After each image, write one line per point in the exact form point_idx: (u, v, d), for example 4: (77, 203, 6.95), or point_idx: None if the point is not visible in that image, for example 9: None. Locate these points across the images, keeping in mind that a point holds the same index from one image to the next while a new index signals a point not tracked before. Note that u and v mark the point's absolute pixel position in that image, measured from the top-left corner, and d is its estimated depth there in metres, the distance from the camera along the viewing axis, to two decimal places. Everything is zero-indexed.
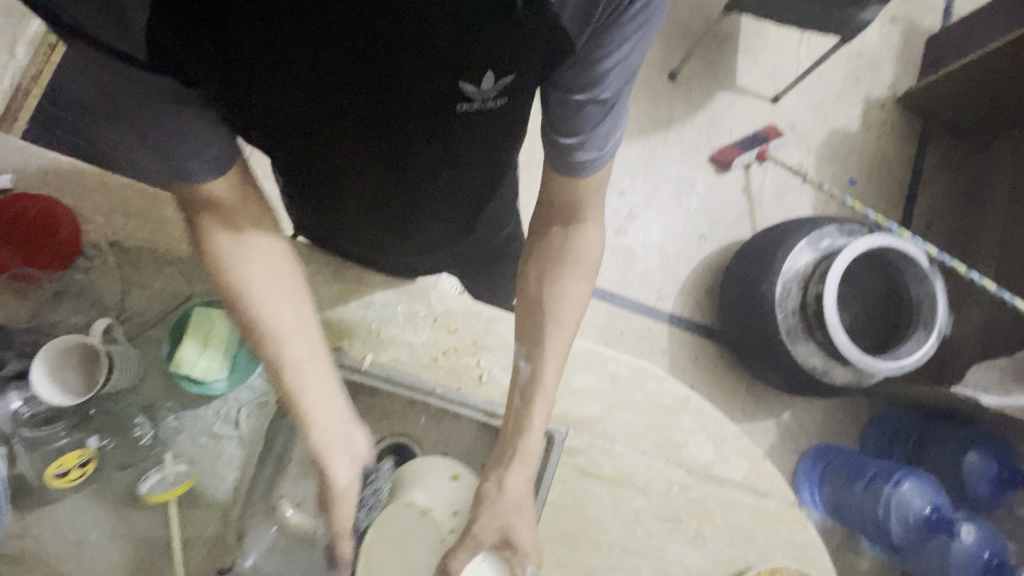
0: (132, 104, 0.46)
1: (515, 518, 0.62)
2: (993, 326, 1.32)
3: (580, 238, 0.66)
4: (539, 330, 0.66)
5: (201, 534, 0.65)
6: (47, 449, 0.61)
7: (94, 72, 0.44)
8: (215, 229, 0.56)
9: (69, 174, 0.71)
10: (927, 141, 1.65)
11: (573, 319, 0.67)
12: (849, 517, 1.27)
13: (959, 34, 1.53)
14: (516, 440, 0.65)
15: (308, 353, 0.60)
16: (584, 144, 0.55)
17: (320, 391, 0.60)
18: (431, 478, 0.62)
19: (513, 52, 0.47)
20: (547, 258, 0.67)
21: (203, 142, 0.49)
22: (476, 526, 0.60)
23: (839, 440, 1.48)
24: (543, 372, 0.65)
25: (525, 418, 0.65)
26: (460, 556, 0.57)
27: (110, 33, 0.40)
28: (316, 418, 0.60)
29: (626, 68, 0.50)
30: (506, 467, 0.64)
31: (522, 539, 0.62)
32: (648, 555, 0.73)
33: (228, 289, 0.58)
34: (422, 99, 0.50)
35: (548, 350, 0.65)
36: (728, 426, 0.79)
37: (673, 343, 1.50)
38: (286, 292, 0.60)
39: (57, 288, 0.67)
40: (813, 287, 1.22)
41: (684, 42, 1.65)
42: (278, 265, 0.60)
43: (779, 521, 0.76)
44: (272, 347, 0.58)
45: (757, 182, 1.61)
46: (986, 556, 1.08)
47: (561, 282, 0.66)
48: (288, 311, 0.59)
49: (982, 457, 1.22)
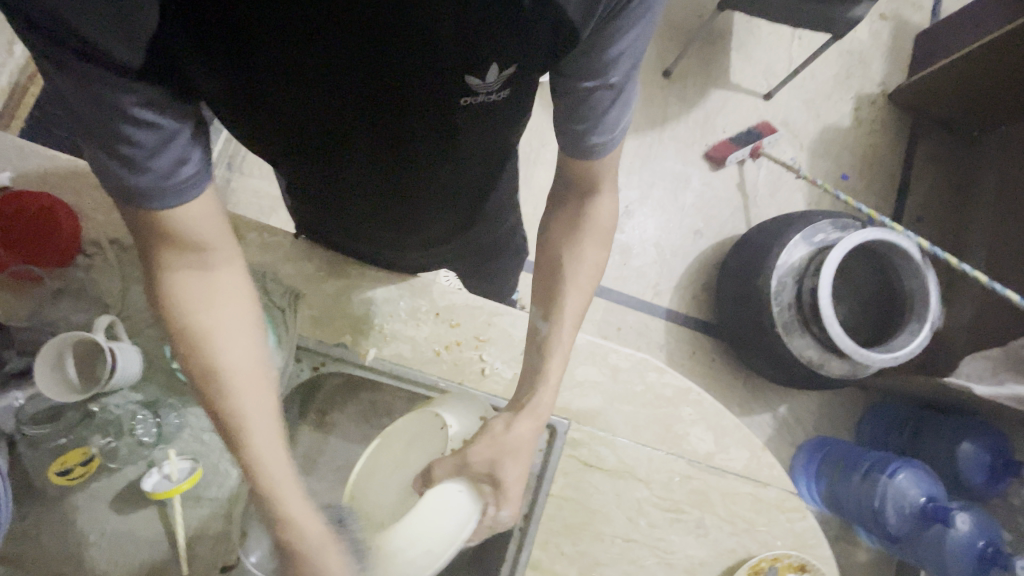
0: (104, 120, 0.43)
1: (507, 462, 0.59)
2: (983, 317, 1.34)
3: (592, 208, 0.66)
4: (556, 292, 0.67)
5: (206, 531, 0.65)
6: (51, 447, 0.62)
7: (70, 85, 0.41)
8: (181, 265, 0.53)
9: (68, 173, 0.71)
10: (917, 136, 1.67)
11: (591, 283, 0.68)
12: (846, 507, 1.28)
13: (948, 31, 1.55)
14: (534, 392, 0.64)
15: (268, 407, 0.55)
16: (597, 130, 0.55)
17: (280, 451, 0.54)
18: (466, 404, 0.63)
19: (516, 43, 0.47)
20: (566, 221, 0.68)
21: (180, 158, 0.46)
22: (469, 450, 0.57)
23: (834, 433, 1.50)
24: (560, 331, 0.66)
25: (539, 375, 0.65)
26: (444, 465, 0.55)
27: (104, 36, 0.39)
28: (276, 484, 0.53)
29: (633, 53, 0.50)
30: (516, 413, 0.62)
31: (506, 480, 0.59)
32: (652, 546, 0.74)
33: (186, 332, 0.54)
34: (423, 93, 0.50)
35: (564, 311, 0.66)
36: (728, 417, 0.80)
37: (670, 338, 1.51)
38: (253, 338, 0.56)
39: (58, 285, 0.67)
40: (808, 281, 1.23)
41: (678, 40, 1.67)
42: (243, 309, 0.57)
43: (779, 510, 0.77)
44: (225, 399, 0.53)
45: (751, 178, 1.62)
46: (980, 544, 1.10)
47: (579, 245, 0.67)
48: (251, 357, 0.56)
49: (977, 447, 1.24)
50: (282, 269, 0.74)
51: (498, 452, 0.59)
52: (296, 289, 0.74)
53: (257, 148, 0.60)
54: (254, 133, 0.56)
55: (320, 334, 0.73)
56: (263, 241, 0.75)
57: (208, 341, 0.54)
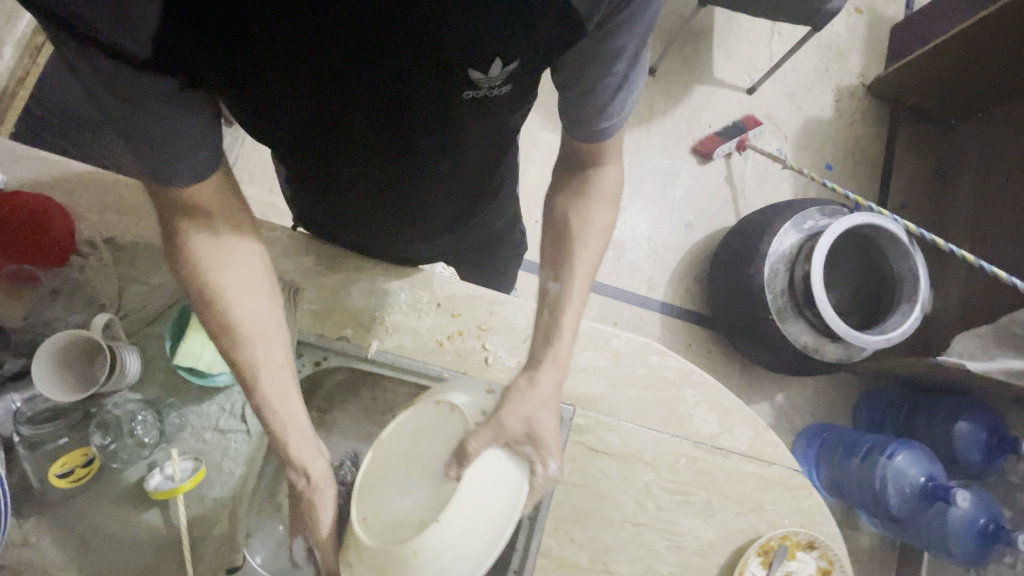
0: (125, 112, 0.45)
1: (542, 415, 0.59)
2: (971, 297, 1.37)
3: (598, 175, 0.66)
4: (567, 255, 0.66)
5: (210, 532, 0.64)
6: (49, 448, 0.61)
7: (88, 75, 0.43)
8: (192, 229, 0.53)
9: (60, 173, 0.70)
10: (897, 126, 1.71)
11: (599, 243, 0.67)
12: (848, 491, 1.29)
13: (922, 22, 1.59)
14: (548, 346, 0.64)
15: (277, 359, 0.58)
16: (605, 116, 0.57)
17: (291, 398, 0.58)
18: (469, 385, 0.56)
19: (521, 38, 0.47)
20: (573, 189, 0.68)
21: (187, 147, 0.48)
22: (503, 413, 0.54)
23: (832, 419, 1.51)
24: (571, 289, 0.65)
25: (553, 333, 0.64)
26: (480, 437, 0.50)
27: (114, 31, 0.40)
28: (290, 432, 0.57)
29: (637, 41, 0.51)
30: (538, 368, 0.63)
31: (544, 433, 0.58)
32: (661, 529, 0.74)
33: (200, 289, 0.55)
34: (430, 88, 0.50)
35: (575, 270, 0.66)
36: (730, 398, 0.80)
37: (666, 332, 1.52)
38: (262, 298, 0.57)
39: (54, 287, 0.66)
40: (800, 267, 1.24)
41: (661, 38, 1.69)
42: (254, 270, 0.57)
43: (786, 488, 0.77)
44: (236, 353, 0.55)
45: (739, 171, 1.64)
46: (981, 522, 1.11)
47: (587, 208, 0.67)
48: (261, 315, 0.57)
49: (972, 425, 1.24)
50: (279, 264, 0.74)
51: (528, 413, 0.57)
52: (295, 284, 0.73)
53: (260, 140, 0.59)
54: (256, 126, 0.55)
55: (321, 328, 0.72)
56: (261, 237, 0.75)
57: (219, 300, 0.55)
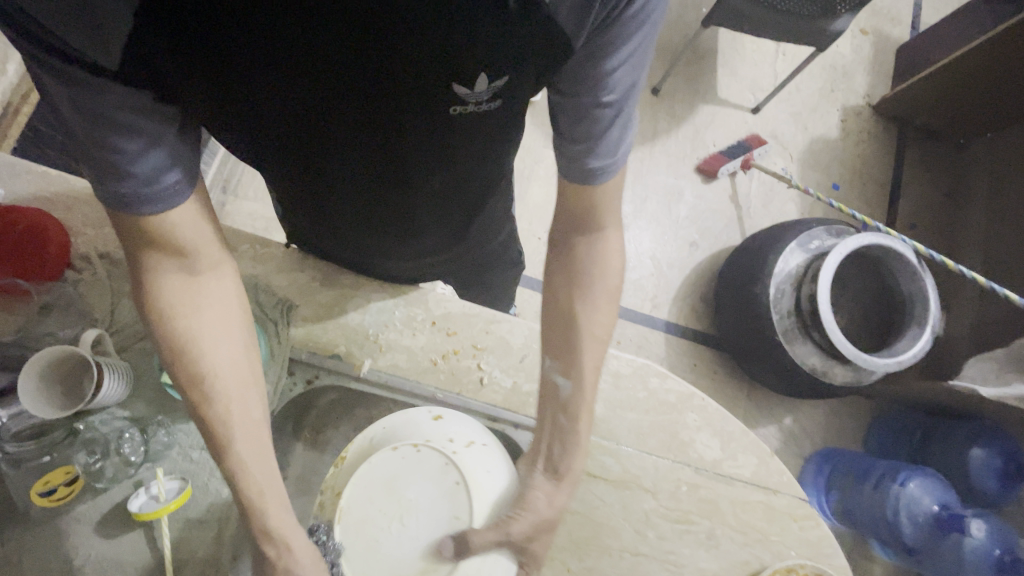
0: (92, 130, 0.43)
1: (545, 535, 0.59)
2: (984, 320, 1.33)
3: (602, 247, 0.65)
4: (575, 346, 0.64)
5: (194, 555, 0.62)
6: (33, 465, 0.60)
7: (56, 88, 0.42)
8: (165, 271, 0.53)
9: (58, 189, 0.71)
10: (904, 146, 1.69)
11: (605, 332, 0.66)
12: (860, 520, 1.25)
13: (929, 43, 1.59)
14: (566, 456, 0.63)
15: (254, 414, 0.56)
16: (597, 153, 0.55)
17: (264, 454, 0.56)
18: (415, 420, 0.60)
19: (507, 52, 0.46)
20: (577, 271, 0.65)
21: (162, 164, 0.47)
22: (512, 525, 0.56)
23: (842, 444, 1.47)
24: (584, 388, 0.63)
25: (569, 436, 0.63)
26: (483, 534, 0.53)
27: (84, 43, 0.39)
28: (258, 483, 0.54)
29: (631, 71, 0.50)
30: (557, 486, 0.61)
31: (541, 552, 0.59)
32: (661, 559, 0.71)
33: (170, 338, 0.54)
34: (416, 102, 0.50)
35: (584, 366, 0.64)
36: (734, 422, 0.78)
37: (671, 351, 1.50)
38: (238, 345, 0.57)
39: (43, 302, 0.66)
40: (807, 286, 1.22)
41: (665, 58, 1.70)
42: (229, 317, 0.57)
43: (792, 518, 0.74)
44: (208, 407, 0.54)
45: (744, 190, 1.63)
46: (997, 553, 1.06)
47: (593, 297, 0.65)
48: (236, 362, 0.56)
49: (987, 452, 1.21)
50: (274, 281, 0.74)
51: (536, 525, 0.58)
52: (289, 300, 0.73)
53: (247, 156, 0.58)
54: (241, 141, 0.54)
55: (313, 346, 0.71)
56: (257, 253, 0.75)
57: (192, 344, 0.54)
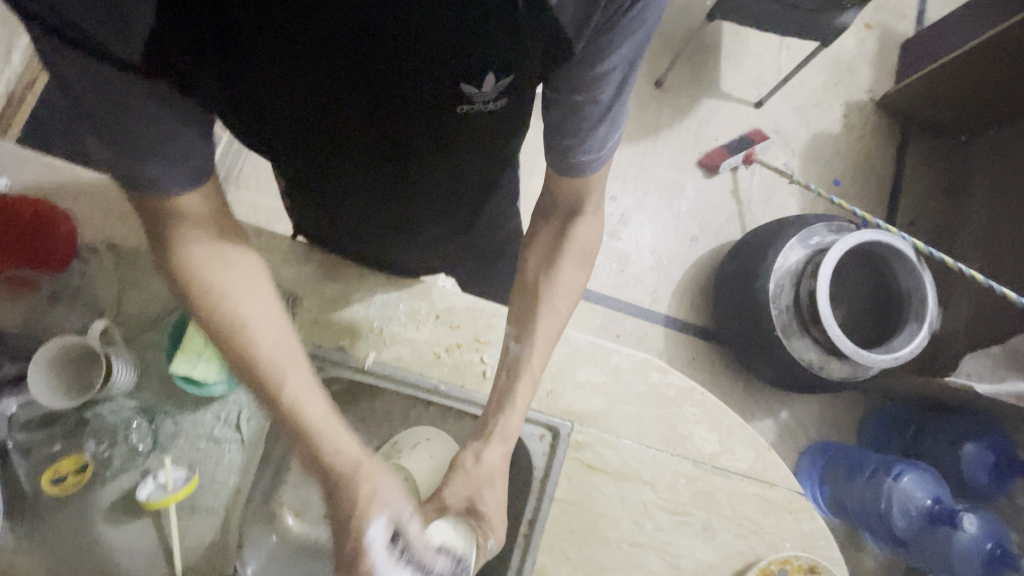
0: (113, 119, 0.44)
1: (485, 492, 0.60)
2: (981, 317, 1.34)
3: (577, 227, 0.67)
4: (531, 316, 0.67)
5: (202, 542, 0.63)
6: (44, 454, 0.62)
7: (74, 77, 0.42)
8: (191, 236, 0.53)
9: (64, 179, 0.72)
10: (906, 142, 1.69)
11: (566, 307, 0.68)
12: (853, 512, 1.26)
13: (934, 38, 1.58)
14: (501, 415, 0.64)
15: (298, 351, 0.57)
16: (585, 149, 0.56)
17: (313, 392, 0.56)
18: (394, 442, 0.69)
19: (515, 53, 0.47)
20: (548, 241, 0.68)
21: (180, 158, 0.47)
22: (446, 491, 0.60)
23: (837, 437, 1.49)
24: (532, 353, 0.65)
25: (507, 398, 0.64)
26: (426, 509, 0.58)
27: (108, 38, 0.40)
28: (313, 424, 0.55)
29: (623, 70, 0.50)
30: (485, 441, 0.62)
31: (489, 508, 0.60)
32: (659, 550, 0.73)
33: (203, 295, 0.54)
34: (425, 101, 0.50)
35: (539, 334, 0.66)
36: (731, 416, 0.79)
37: (669, 344, 1.51)
38: (270, 294, 0.57)
39: (54, 292, 0.66)
40: (807, 283, 1.22)
41: (668, 50, 1.69)
42: (256, 271, 0.57)
43: (787, 511, 0.76)
44: (257, 349, 0.54)
45: (745, 184, 1.64)
46: (988, 545, 1.09)
47: (557, 267, 0.67)
48: (271, 310, 0.56)
49: (979, 447, 1.24)
50: (279, 273, 0.74)
51: (473, 490, 0.60)
52: (294, 292, 0.73)
53: (257, 150, 0.59)
54: (253, 135, 0.55)
55: (318, 338, 0.72)
56: (262, 245, 0.75)
57: (230, 306, 0.54)
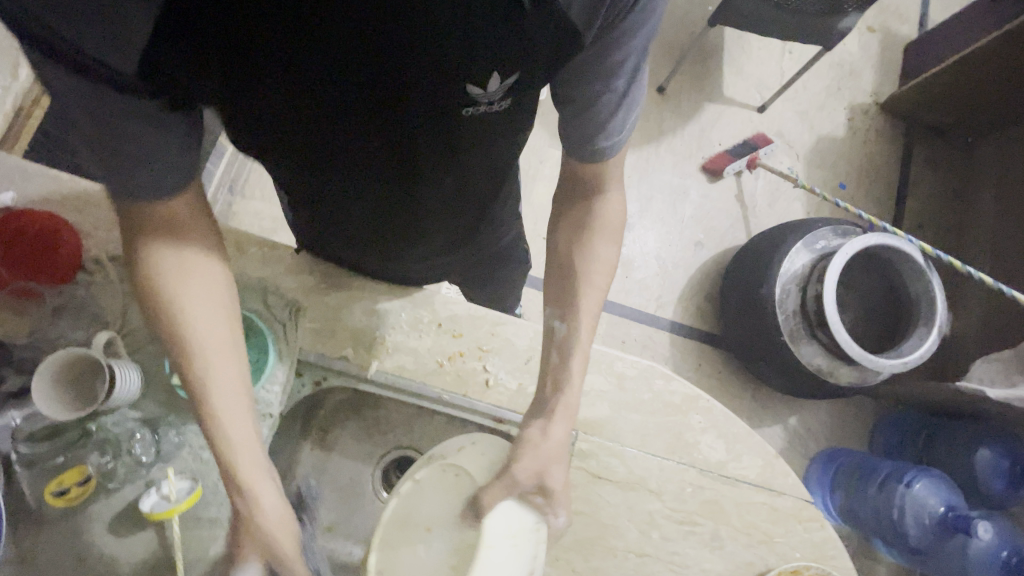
0: (102, 128, 0.44)
1: (554, 468, 0.59)
2: (993, 319, 1.32)
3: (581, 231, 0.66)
4: (573, 293, 0.65)
5: (206, 554, 0.63)
6: (48, 466, 0.62)
7: (62, 88, 0.42)
8: (157, 255, 0.52)
9: (68, 193, 0.72)
10: (912, 144, 1.68)
11: (605, 281, 0.66)
12: (862, 519, 1.24)
13: (937, 40, 1.58)
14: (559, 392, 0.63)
15: (245, 404, 0.55)
16: (604, 134, 0.56)
17: (251, 444, 0.54)
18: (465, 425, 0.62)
19: (519, 50, 0.46)
20: (578, 217, 0.66)
21: (166, 164, 0.48)
22: (516, 466, 0.55)
23: (847, 444, 1.47)
24: (579, 330, 0.64)
25: (564, 374, 0.64)
26: (493, 491, 0.52)
27: (106, 53, 0.40)
28: (248, 476, 0.53)
29: (635, 59, 0.51)
30: (550, 418, 0.62)
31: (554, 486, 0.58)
32: (665, 560, 0.72)
33: (165, 320, 0.53)
34: (428, 105, 0.50)
35: (583, 311, 0.65)
36: (739, 424, 0.78)
37: (675, 351, 1.50)
38: (229, 329, 0.55)
39: (58, 303, 0.67)
40: (812, 288, 1.21)
41: (670, 56, 1.69)
42: (217, 299, 0.55)
43: (796, 520, 0.75)
44: (198, 390, 0.53)
45: (749, 189, 1.63)
46: (1004, 554, 1.07)
47: (590, 241, 0.65)
48: (227, 347, 0.54)
49: (994, 453, 1.20)
50: (282, 282, 0.74)
51: (541, 465, 0.58)
52: (297, 301, 0.73)
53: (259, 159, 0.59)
54: (254, 144, 0.55)
55: (321, 347, 0.72)
56: (264, 255, 0.75)
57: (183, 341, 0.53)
